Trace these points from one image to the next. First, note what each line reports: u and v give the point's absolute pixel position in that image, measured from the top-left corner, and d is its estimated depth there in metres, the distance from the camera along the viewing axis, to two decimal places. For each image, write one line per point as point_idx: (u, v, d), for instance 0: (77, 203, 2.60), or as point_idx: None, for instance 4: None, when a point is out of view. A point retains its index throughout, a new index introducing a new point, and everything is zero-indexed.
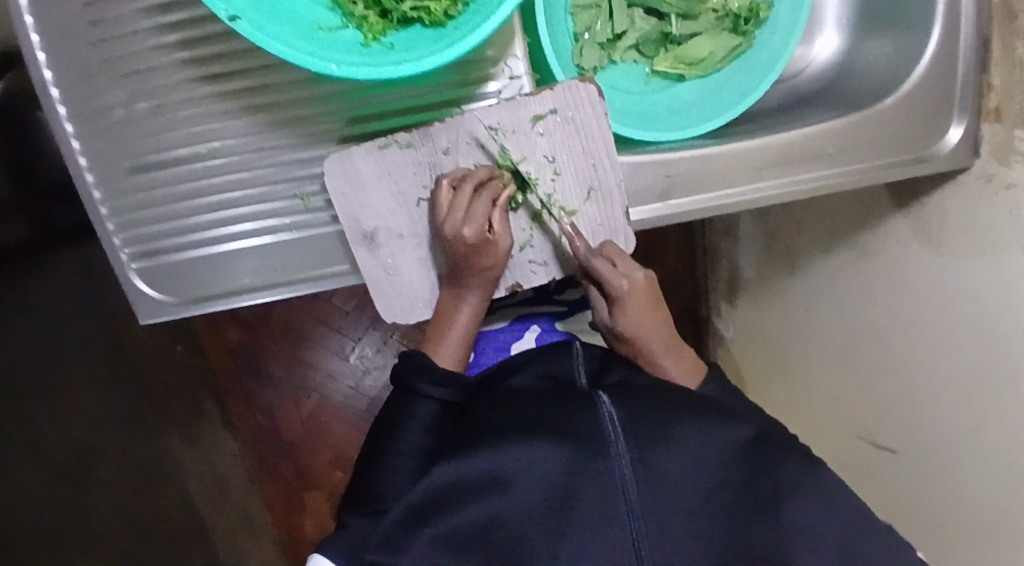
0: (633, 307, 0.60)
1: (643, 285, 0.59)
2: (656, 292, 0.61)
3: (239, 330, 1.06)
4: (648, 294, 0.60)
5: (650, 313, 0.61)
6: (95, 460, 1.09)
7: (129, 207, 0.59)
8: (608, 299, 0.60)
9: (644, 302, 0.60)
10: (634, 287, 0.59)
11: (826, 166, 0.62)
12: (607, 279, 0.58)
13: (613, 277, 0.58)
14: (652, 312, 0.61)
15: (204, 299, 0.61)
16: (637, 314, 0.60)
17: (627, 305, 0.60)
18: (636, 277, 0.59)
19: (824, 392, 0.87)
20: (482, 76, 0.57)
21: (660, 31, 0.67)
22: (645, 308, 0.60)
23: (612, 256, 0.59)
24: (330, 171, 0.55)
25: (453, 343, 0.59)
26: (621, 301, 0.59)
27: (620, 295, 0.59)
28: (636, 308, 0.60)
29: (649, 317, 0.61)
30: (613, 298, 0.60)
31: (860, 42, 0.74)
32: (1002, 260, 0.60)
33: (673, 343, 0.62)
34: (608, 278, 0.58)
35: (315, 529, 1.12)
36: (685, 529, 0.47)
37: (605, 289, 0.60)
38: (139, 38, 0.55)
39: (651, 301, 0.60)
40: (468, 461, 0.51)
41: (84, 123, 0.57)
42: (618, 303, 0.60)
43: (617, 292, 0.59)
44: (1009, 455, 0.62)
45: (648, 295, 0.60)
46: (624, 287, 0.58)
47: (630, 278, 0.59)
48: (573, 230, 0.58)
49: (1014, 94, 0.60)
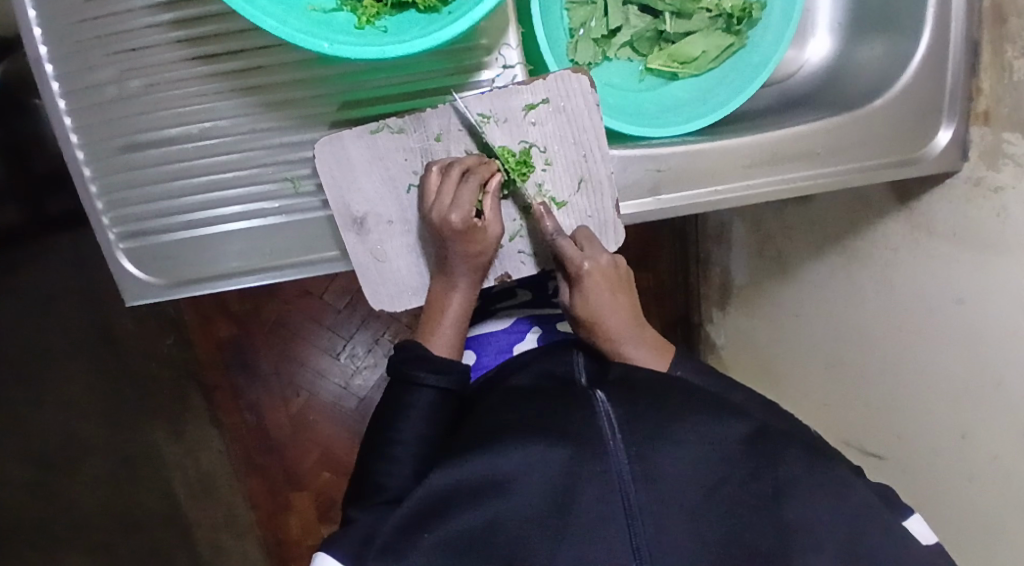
0: (593, 287, 0.59)
1: (606, 268, 0.59)
2: (622, 274, 0.61)
3: (229, 324, 1.05)
4: (609, 276, 0.60)
5: (612, 297, 0.60)
6: (75, 451, 1.08)
7: (117, 185, 0.59)
8: (570, 279, 0.60)
9: (606, 284, 0.59)
10: (596, 270, 0.58)
11: (816, 167, 0.63)
12: (568, 259, 0.58)
13: (574, 257, 0.58)
14: (614, 295, 0.60)
15: (191, 282, 0.61)
16: (597, 295, 0.59)
17: (588, 287, 0.59)
18: (600, 259, 0.59)
19: (814, 400, 0.87)
20: (476, 64, 0.59)
21: (654, 29, 0.67)
22: (607, 290, 0.60)
23: (580, 239, 0.59)
24: (320, 153, 0.56)
25: (446, 332, 0.58)
26: (581, 283, 0.59)
27: (580, 276, 0.58)
28: (596, 289, 0.59)
29: (611, 300, 0.60)
30: (574, 279, 0.59)
31: (851, 47, 0.75)
32: (991, 262, 0.61)
33: (634, 327, 0.61)
34: (572, 258, 0.58)
35: (301, 531, 1.12)
36: (685, 528, 0.46)
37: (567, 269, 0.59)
38: (134, 16, 0.55)
39: (614, 284, 0.60)
40: (467, 464, 0.50)
41: (78, 100, 0.57)
42: (578, 285, 0.59)
43: (577, 273, 0.58)
44: (997, 460, 0.63)
45: (611, 277, 0.60)
46: (585, 268, 0.58)
47: (594, 260, 0.58)
48: (545, 210, 0.58)
49: (1002, 99, 0.61)
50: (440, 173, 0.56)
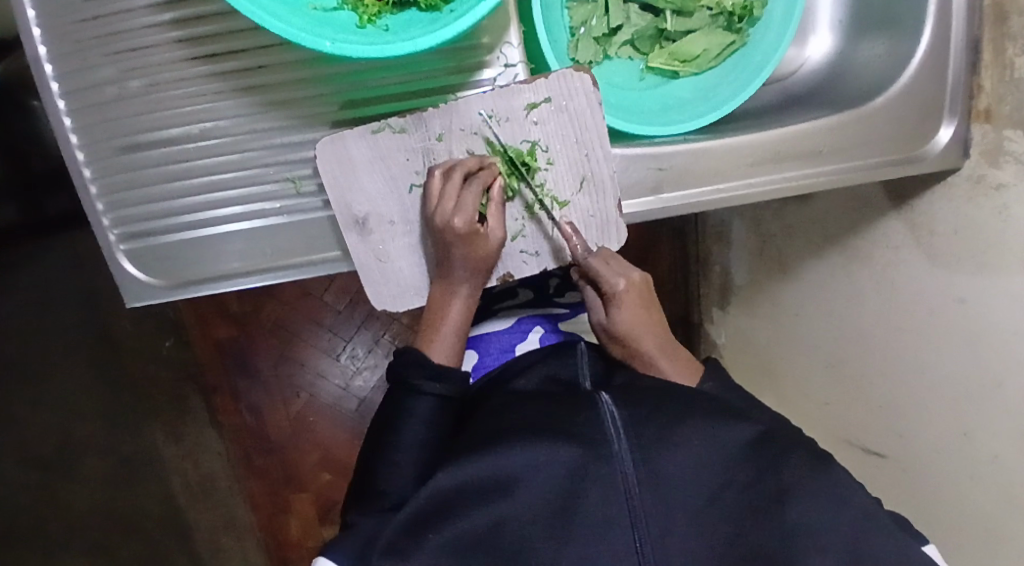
0: (629, 305, 0.58)
1: (639, 284, 0.59)
2: (651, 292, 0.61)
3: (228, 326, 1.04)
4: (643, 295, 0.60)
5: (648, 316, 0.60)
6: (75, 453, 1.08)
7: (117, 186, 0.58)
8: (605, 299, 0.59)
9: (640, 301, 0.59)
10: (631, 286, 0.59)
11: (817, 164, 0.63)
12: (602, 277, 0.58)
13: (608, 274, 0.58)
14: (649, 315, 0.60)
15: (192, 283, 0.61)
16: (633, 312, 0.59)
17: (624, 305, 0.58)
18: (632, 276, 0.59)
19: (815, 399, 0.87)
20: (477, 63, 0.58)
21: (656, 28, 0.67)
22: (643, 308, 0.60)
23: (606, 258, 0.59)
24: (323, 153, 0.55)
25: (447, 338, 0.58)
26: (617, 301, 0.58)
27: (616, 294, 0.58)
28: (633, 307, 0.59)
29: (647, 318, 0.60)
30: (609, 298, 0.59)
31: (852, 45, 0.75)
32: (992, 260, 0.61)
33: (671, 346, 0.60)
34: (604, 276, 0.58)
35: (301, 532, 1.12)
36: (687, 527, 0.47)
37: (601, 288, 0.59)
38: (134, 15, 0.55)
39: (648, 303, 0.60)
40: (470, 466, 0.49)
41: (77, 100, 0.57)
42: (614, 303, 0.58)
43: (612, 292, 0.58)
44: (998, 457, 0.63)
45: (644, 295, 0.60)
46: (620, 286, 0.58)
47: (627, 278, 0.59)
48: (572, 230, 0.58)
49: (1003, 97, 0.61)
50: (443, 177, 0.55)
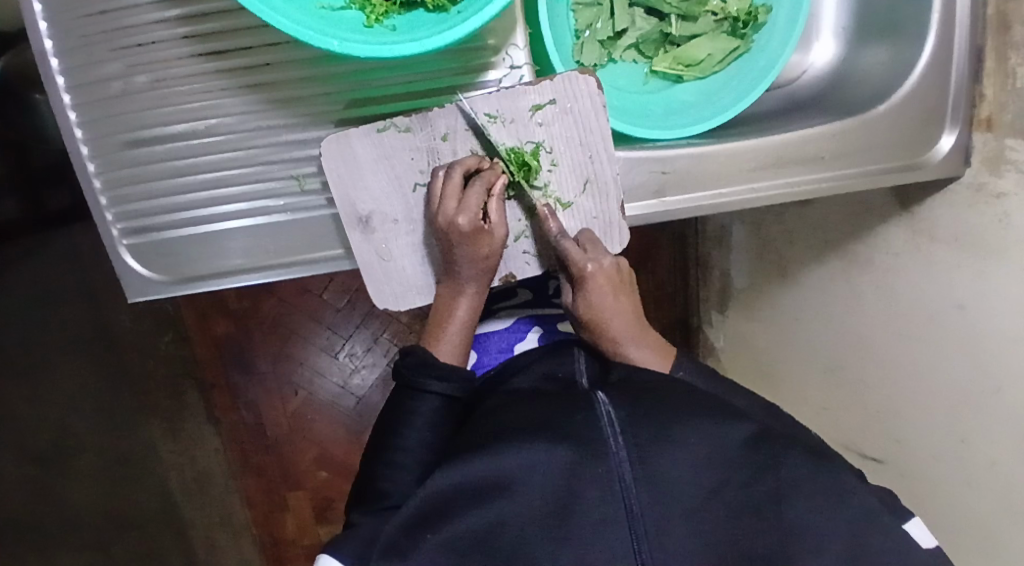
0: (596, 290, 0.59)
1: (610, 270, 0.59)
2: (625, 276, 0.62)
3: (227, 322, 1.04)
4: (613, 279, 0.60)
5: (615, 299, 0.60)
6: (72, 447, 1.08)
7: (121, 181, 0.58)
8: (573, 280, 0.60)
9: (609, 286, 0.60)
10: (600, 272, 0.59)
11: (820, 170, 0.63)
12: (571, 260, 0.58)
13: (577, 259, 0.58)
14: (617, 298, 0.61)
15: (194, 279, 0.61)
16: (600, 297, 0.60)
17: (591, 289, 0.59)
18: (604, 262, 0.59)
19: (814, 403, 0.87)
20: (483, 64, 0.59)
21: (660, 32, 0.67)
22: (610, 292, 0.60)
23: (582, 241, 0.59)
24: (328, 151, 0.56)
25: (451, 338, 0.58)
26: (585, 284, 0.59)
27: (583, 278, 0.59)
28: (599, 292, 0.59)
29: (614, 302, 0.60)
30: (577, 280, 0.59)
31: (855, 52, 0.75)
32: (992, 268, 0.61)
33: (637, 330, 0.61)
34: (574, 259, 0.58)
35: (297, 530, 1.11)
36: (685, 529, 0.46)
37: (569, 270, 0.59)
38: (140, 11, 0.55)
39: (616, 287, 0.60)
40: (468, 466, 0.49)
41: (83, 95, 0.57)
42: (582, 286, 0.59)
43: (580, 274, 0.59)
44: (996, 465, 0.63)
45: (614, 280, 0.60)
46: (588, 269, 0.58)
47: (597, 263, 0.58)
48: (547, 211, 0.58)
49: (1006, 105, 0.61)
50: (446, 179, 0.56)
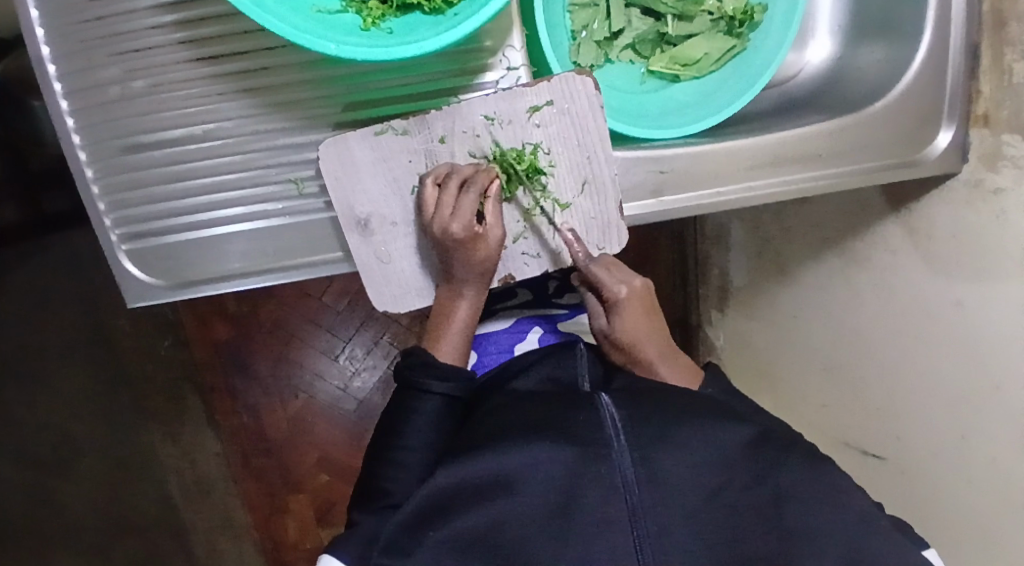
0: (630, 311, 0.60)
1: (641, 292, 0.61)
2: (653, 301, 0.63)
3: (226, 326, 1.04)
4: (644, 302, 0.61)
5: (647, 321, 0.61)
6: (72, 451, 1.08)
7: (119, 186, 0.58)
8: (606, 305, 0.61)
9: (641, 308, 0.61)
10: (632, 294, 0.60)
11: (817, 168, 0.63)
12: (605, 285, 0.60)
13: (610, 282, 0.60)
14: (649, 320, 0.62)
15: (193, 283, 0.61)
16: (634, 320, 0.60)
17: (626, 311, 0.60)
18: (633, 284, 0.61)
19: (814, 401, 0.87)
20: (480, 66, 0.59)
21: (656, 32, 0.68)
22: (642, 314, 0.61)
23: (609, 266, 0.61)
24: (325, 155, 0.56)
25: (453, 338, 0.59)
26: (620, 307, 0.60)
27: (617, 300, 0.60)
28: (634, 314, 0.60)
29: (647, 324, 0.61)
30: (610, 303, 0.60)
31: (851, 50, 0.76)
32: (991, 264, 0.61)
33: (668, 349, 0.62)
34: (608, 284, 0.60)
35: (298, 534, 1.11)
36: (687, 529, 0.46)
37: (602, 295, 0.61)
38: (137, 16, 0.55)
39: (648, 310, 0.62)
40: (469, 466, 0.49)
41: (80, 100, 0.57)
42: (616, 309, 0.60)
43: (614, 298, 0.60)
44: (997, 460, 0.63)
45: (645, 303, 0.61)
46: (622, 292, 0.60)
47: (629, 285, 0.60)
48: (573, 237, 0.59)
49: (1002, 102, 0.61)
50: (436, 187, 0.56)
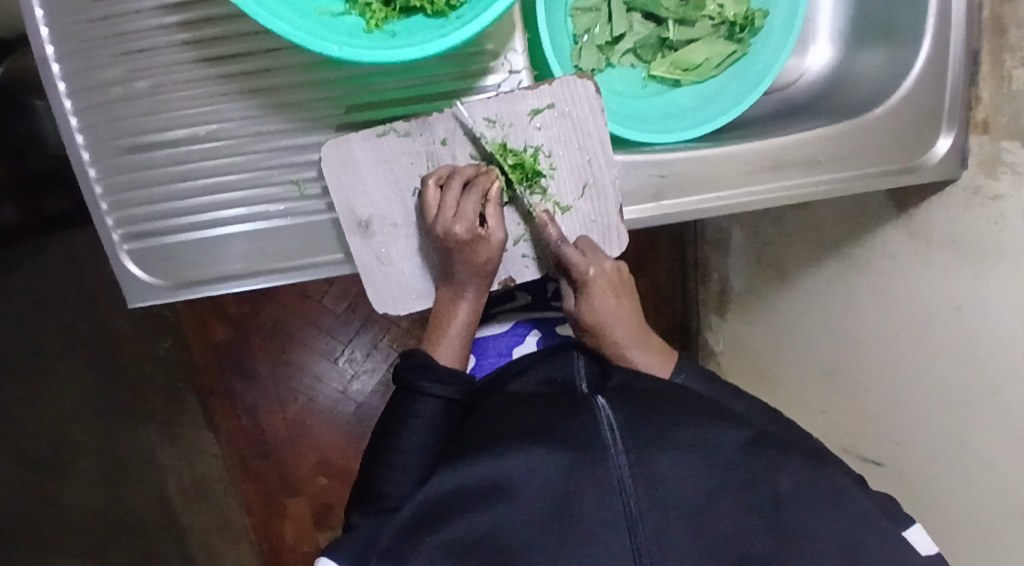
0: (598, 293, 0.61)
1: (610, 273, 0.61)
2: (625, 279, 0.63)
3: (226, 328, 1.04)
4: (614, 282, 0.61)
5: (617, 301, 0.62)
6: (70, 452, 1.08)
7: (121, 186, 0.58)
8: (575, 285, 0.61)
9: (610, 289, 0.61)
10: (601, 276, 0.60)
11: (817, 173, 0.63)
12: (574, 265, 0.59)
13: (580, 262, 0.59)
14: (619, 299, 0.62)
15: (193, 283, 0.61)
16: (602, 302, 0.61)
17: (593, 294, 0.61)
18: (605, 267, 0.60)
19: (813, 406, 0.87)
20: (481, 69, 0.59)
21: (658, 37, 0.68)
22: (611, 295, 0.61)
23: (585, 248, 0.60)
24: (327, 156, 0.56)
25: (452, 341, 0.59)
26: (588, 289, 0.60)
27: (585, 282, 0.60)
28: (601, 296, 0.61)
29: (615, 305, 0.62)
30: (579, 286, 0.61)
31: (851, 57, 0.76)
32: (990, 270, 0.61)
33: (640, 330, 0.62)
34: (575, 264, 0.59)
35: (296, 536, 1.11)
36: (686, 530, 0.46)
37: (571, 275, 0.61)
38: (141, 18, 0.55)
39: (618, 289, 0.62)
40: (468, 469, 0.50)
41: (83, 100, 0.57)
42: (584, 291, 0.61)
43: (582, 279, 0.60)
44: (995, 466, 0.63)
45: (615, 283, 0.61)
46: (590, 273, 0.59)
47: (599, 267, 0.60)
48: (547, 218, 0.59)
49: (1002, 109, 0.61)
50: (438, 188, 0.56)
